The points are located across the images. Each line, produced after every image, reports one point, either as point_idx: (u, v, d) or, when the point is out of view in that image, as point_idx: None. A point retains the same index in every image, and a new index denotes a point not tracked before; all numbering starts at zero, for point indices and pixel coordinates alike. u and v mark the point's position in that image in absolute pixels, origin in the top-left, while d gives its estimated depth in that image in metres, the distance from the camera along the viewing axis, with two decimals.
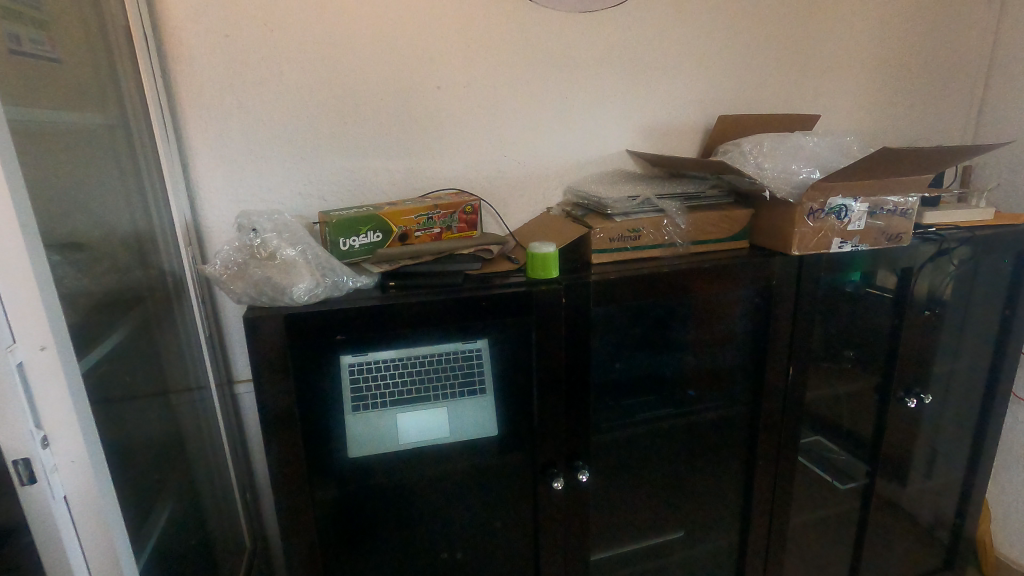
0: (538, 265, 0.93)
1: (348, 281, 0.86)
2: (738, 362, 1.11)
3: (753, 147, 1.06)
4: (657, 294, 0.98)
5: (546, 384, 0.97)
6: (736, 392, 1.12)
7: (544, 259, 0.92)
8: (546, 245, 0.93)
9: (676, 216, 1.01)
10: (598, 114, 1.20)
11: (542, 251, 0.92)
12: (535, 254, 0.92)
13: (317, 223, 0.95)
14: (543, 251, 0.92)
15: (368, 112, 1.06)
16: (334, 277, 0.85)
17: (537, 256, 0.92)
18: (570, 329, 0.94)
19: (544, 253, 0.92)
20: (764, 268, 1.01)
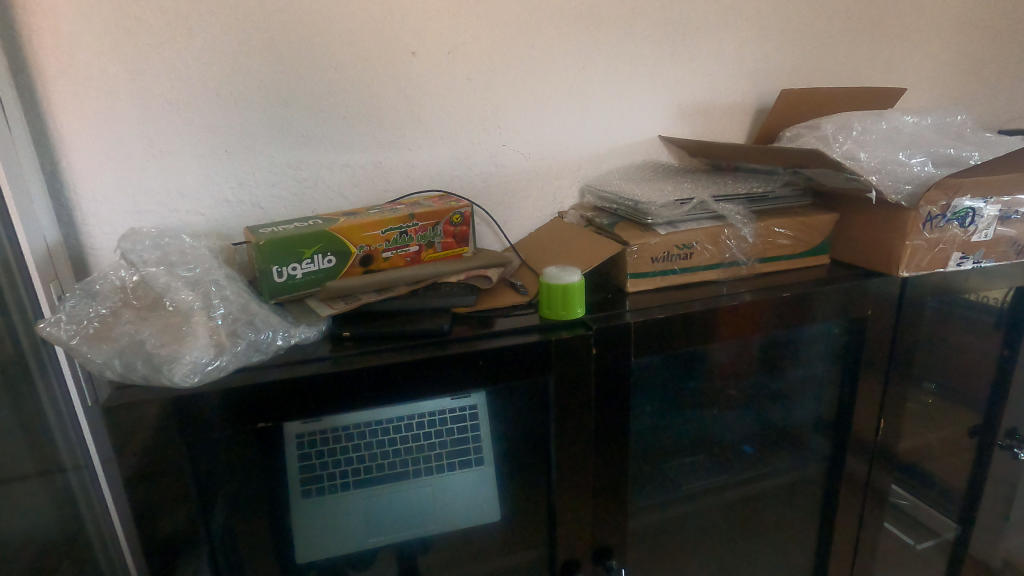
0: (559, 302, 0.66)
1: (275, 338, 0.59)
2: (815, 413, 0.85)
3: (838, 131, 0.80)
4: (721, 334, 0.71)
5: (571, 466, 0.69)
6: (809, 449, 0.87)
7: (567, 293, 0.65)
8: (570, 272, 0.67)
9: (741, 226, 0.74)
10: (625, 90, 0.92)
11: (564, 282, 0.65)
12: (554, 285, 0.66)
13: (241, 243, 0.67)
14: (564, 282, 0.65)
15: (317, 90, 0.78)
16: (252, 334, 0.57)
17: (557, 288, 0.66)
18: (604, 389, 0.67)
19: (568, 284, 0.65)
20: (861, 295, 0.75)
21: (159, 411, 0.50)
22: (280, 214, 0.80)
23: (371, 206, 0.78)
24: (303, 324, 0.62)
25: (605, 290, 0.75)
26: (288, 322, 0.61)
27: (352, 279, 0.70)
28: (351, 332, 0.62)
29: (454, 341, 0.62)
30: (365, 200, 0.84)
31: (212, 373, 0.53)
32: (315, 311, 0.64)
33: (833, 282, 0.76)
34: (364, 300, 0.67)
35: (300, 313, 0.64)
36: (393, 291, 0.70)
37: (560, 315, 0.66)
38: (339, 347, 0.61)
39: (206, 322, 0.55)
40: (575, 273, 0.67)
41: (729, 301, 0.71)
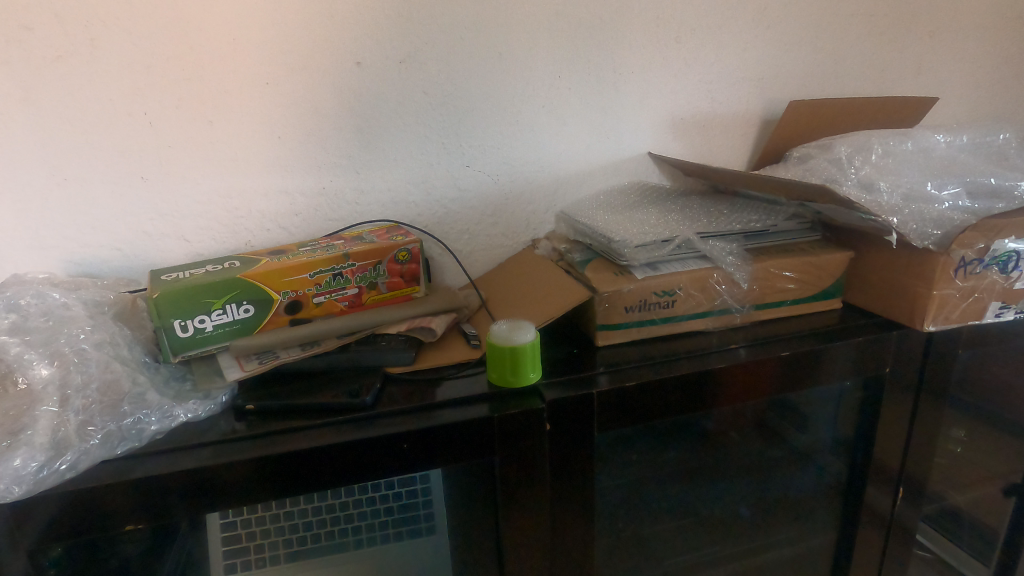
0: (509, 368, 0.55)
1: (150, 421, 0.50)
2: (822, 479, 0.74)
3: (855, 153, 0.67)
4: (708, 401, 0.60)
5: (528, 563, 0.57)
6: (815, 519, 0.75)
7: (520, 356, 0.55)
8: (522, 330, 0.57)
9: (733, 269, 0.63)
10: (609, 102, 0.81)
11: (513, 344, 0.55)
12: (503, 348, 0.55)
13: (137, 294, 0.59)
14: (514, 344, 0.55)
15: (247, 106, 0.68)
16: (120, 417, 0.49)
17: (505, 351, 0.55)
18: (565, 470, 0.56)
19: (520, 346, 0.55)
20: (878, 351, 0.63)
21: (4, 515, 0.42)
22: (209, 247, 0.71)
23: (305, 242, 0.69)
24: (191, 398, 0.53)
25: (572, 343, 0.65)
26: (168, 397, 0.52)
27: (275, 329, 0.61)
28: (256, 406, 0.53)
29: (379, 418, 0.52)
30: (308, 229, 0.74)
31: (50, 479, 0.43)
32: (222, 374, 0.55)
33: (845, 335, 0.64)
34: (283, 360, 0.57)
35: (203, 377, 0.55)
36: (320, 346, 0.60)
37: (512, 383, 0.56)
38: (238, 425, 0.51)
39: (59, 408, 0.47)
40: (529, 330, 0.57)
41: (718, 361, 0.60)
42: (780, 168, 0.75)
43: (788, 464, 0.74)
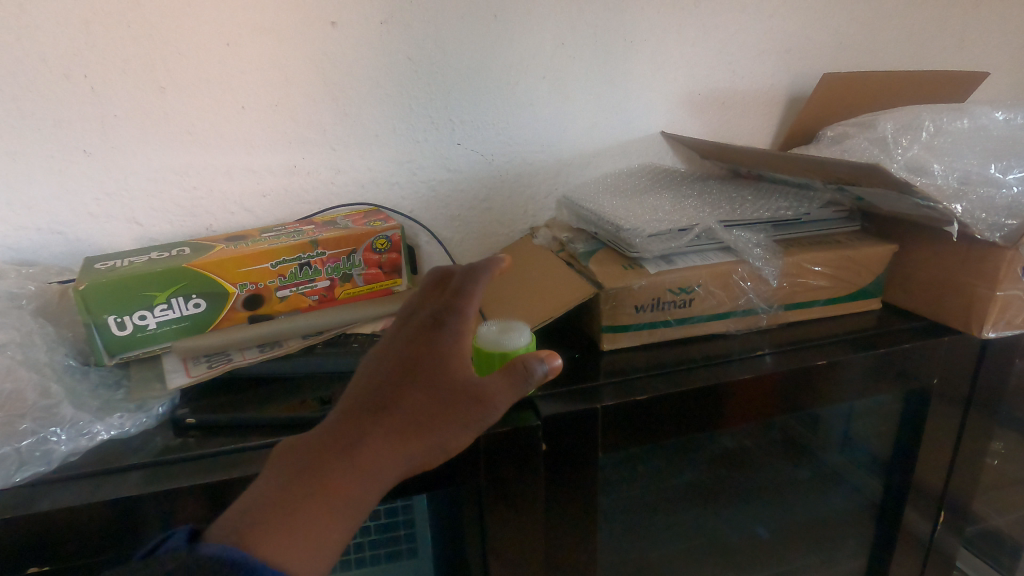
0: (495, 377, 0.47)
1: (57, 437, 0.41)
2: (855, 499, 0.65)
3: (901, 131, 0.58)
4: (732, 415, 0.52)
5: None
6: (846, 542, 0.67)
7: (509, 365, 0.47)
8: (516, 334, 0.48)
9: (761, 264, 0.54)
10: (618, 74, 0.72)
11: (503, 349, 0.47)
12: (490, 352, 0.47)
13: (55, 283, 0.51)
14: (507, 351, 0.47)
15: (204, 71, 0.59)
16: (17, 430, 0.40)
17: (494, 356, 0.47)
18: (563, 495, 0.48)
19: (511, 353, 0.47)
20: (925, 358, 0.55)
21: None
22: (164, 231, 0.62)
23: (270, 227, 0.61)
24: (116, 412, 0.45)
25: (572, 347, 0.56)
26: (88, 412, 0.44)
27: (231, 327, 0.52)
28: (198, 420, 0.45)
29: None
30: (277, 213, 0.66)
31: None
32: (164, 380, 0.48)
33: (889, 340, 0.56)
34: (236, 363, 0.49)
35: (140, 384, 0.47)
36: (282, 348, 0.52)
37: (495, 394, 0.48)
38: (175, 442, 0.43)
39: None
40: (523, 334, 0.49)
41: (744, 370, 0.52)
42: (812, 149, 0.67)
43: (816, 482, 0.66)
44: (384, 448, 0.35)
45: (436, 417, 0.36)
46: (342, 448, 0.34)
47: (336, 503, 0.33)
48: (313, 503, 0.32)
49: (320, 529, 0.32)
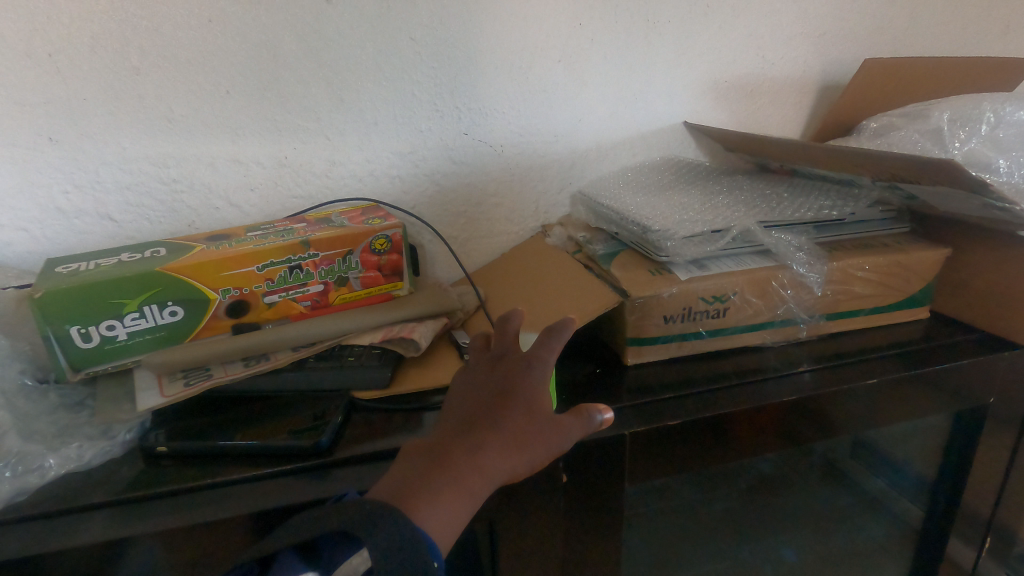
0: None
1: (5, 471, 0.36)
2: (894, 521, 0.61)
3: (958, 122, 0.53)
4: (775, 438, 0.46)
5: None
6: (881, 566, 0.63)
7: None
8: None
9: (805, 270, 0.49)
10: (639, 58, 0.66)
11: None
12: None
13: (14, 288, 0.45)
14: None
15: (183, 49, 0.52)
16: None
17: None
18: (585, 531, 0.43)
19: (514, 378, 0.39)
20: (982, 374, 0.50)
21: None
22: (142, 228, 0.56)
23: (257, 225, 0.55)
24: (72, 442, 0.39)
25: (592, 361, 0.51)
26: (40, 444, 0.38)
27: (212, 338, 0.47)
28: (171, 449, 0.39)
29: (337, 467, 0.39)
30: (266, 208, 0.60)
31: None
32: (136, 400, 0.42)
33: (944, 353, 0.50)
34: (215, 380, 0.44)
35: (107, 405, 0.42)
36: (268, 362, 0.46)
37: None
38: (146, 476, 0.38)
39: None
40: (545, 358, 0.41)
41: (787, 388, 0.46)
42: (851, 141, 0.61)
43: (851, 505, 0.61)
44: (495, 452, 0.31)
45: (538, 434, 0.32)
46: (460, 449, 0.31)
47: (461, 504, 0.30)
48: (443, 500, 0.29)
49: (445, 519, 0.29)
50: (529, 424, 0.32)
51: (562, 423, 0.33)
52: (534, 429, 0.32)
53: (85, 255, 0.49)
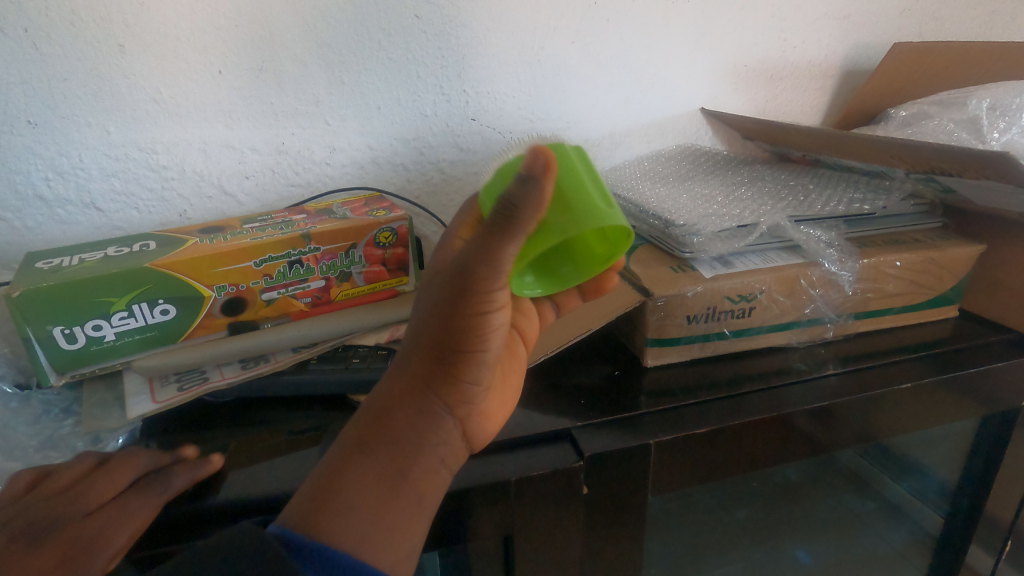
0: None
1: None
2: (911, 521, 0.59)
3: (996, 112, 0.51)
4: (804, 445, 0.44)
5: None
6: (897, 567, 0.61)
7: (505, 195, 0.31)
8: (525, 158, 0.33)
9: (836, 267, 0.46)
10: (657, 40, 0.62)
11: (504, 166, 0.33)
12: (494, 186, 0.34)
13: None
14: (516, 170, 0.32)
15: (172, 25, 0.48)
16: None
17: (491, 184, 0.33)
18: (606, 544, 0.41)
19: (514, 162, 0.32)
20: (1016, 377, 0.48)
21: None
22: (130, 218, 0.53)
23: (254, 216, 0.52)
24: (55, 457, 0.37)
25: (609, 361, 0.49)
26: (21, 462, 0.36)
27: (207, 338, 0.44)
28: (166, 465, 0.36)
29: None
30: (263, 197, 0.56)
31: None
32: (126, 406, 0.39)
33: (977, 355, 0.48)
34: (212, 385, 0.41)
35: (94, 413, 0.39)
36: (268, 364, 0.43)
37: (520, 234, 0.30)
38: None
39: None
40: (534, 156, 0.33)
41: (816, 392, 0.44)
42: (878, 131, 0.58)
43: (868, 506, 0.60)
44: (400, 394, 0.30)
45: (441, 333, 0.30)
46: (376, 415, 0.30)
47: (370, 469, 0.29)
48: (350, 472, 0.28)
49: (353, 489, 0.28)
50: (427, 332, 0.30)
51: (460, 281, 0.28)
52: (432, 335, 0.30)
53: (68, 248, 0.46)
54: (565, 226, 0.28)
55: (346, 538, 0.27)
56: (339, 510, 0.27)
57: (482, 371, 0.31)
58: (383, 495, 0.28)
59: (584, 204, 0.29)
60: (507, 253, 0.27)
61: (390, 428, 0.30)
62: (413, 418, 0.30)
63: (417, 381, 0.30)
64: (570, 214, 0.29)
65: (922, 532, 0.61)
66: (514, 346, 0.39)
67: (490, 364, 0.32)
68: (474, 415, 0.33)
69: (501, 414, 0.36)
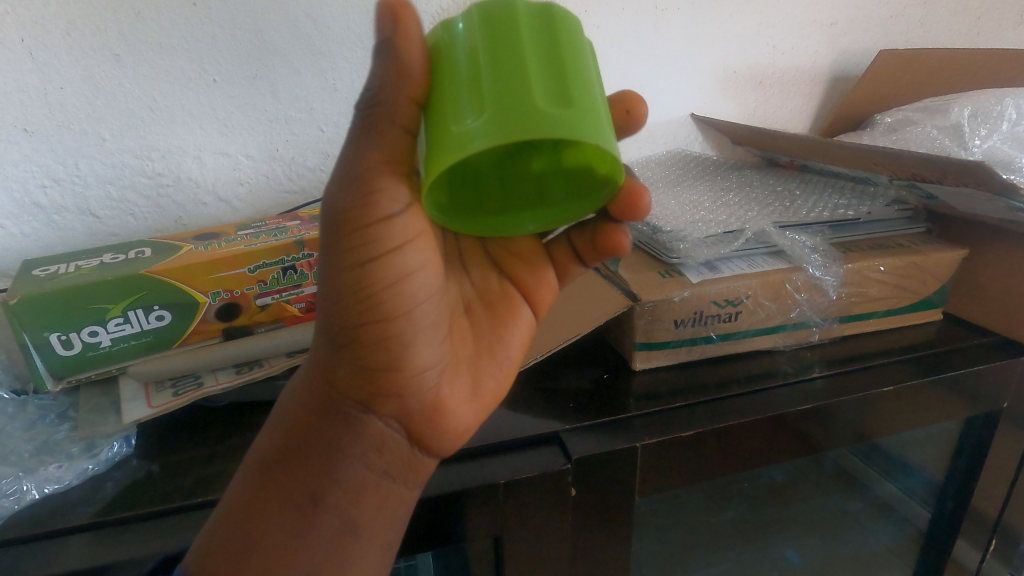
0: (442, 94, 0.26)
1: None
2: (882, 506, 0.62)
3: (978, 120, 0.52)
4: (791, 448, 0.45)
5: None
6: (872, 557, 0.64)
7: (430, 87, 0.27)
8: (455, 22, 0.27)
9: (820, 272, 0.47)
10: (648, 48, 0.63)
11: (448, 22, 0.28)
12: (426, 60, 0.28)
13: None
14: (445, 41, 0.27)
15: (166, 34, 0.49)
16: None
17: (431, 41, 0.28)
18: (595, 546, 0.41)
19: (458, 24, 0.27)
20: (999, 380, 0.49)
21: None
22: (126, 224, 0.53)
23: (249, 223, 0.53)
24: (51, 462, 0.37)
25: (599, 365, 0.49)
26: (16, 467, 0.36)
27: (201, 343, 0.45)
28: (162, 470, 0.37)
29: None
30: (257, 204, 0.57)
31: None
32: (122, 411, 0.40)
33: (961, 358, 0.49)
34: (207, 389, 0.41)
35: (91, 417, 0.40)
36: (262, 368, 0.44)
37: (443, 121, 0.25)
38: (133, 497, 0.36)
39: None
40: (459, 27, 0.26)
41: (802, 395, 0.45)
42: (865, 136, 0.59)
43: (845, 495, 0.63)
44: (310, 405, 0.32)
45: (329, 335, 0.31)
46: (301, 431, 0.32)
47: (284, 487, 0.31)
48: (269, 499, 0.30)
49: (270, 511, 0.30)
50: (323, 339, 0.31)
51: (329, 275, 0.29)
52: (324, 339, 0.31)
53: (65, 256, 0.47)
54: (486, 128, 0.24)
55: (253, 567, 0.29)
56: (256, 540, 0.30)
57: (386, 353, 0.31)
58: (298, 515, 0.30)
59: (519, 102, 0.24)
60: (364, 210, 0.27)
61: (305, 442, 0.32)
62: (321, 426, 0.32)
63: (321, 391, 0.32)
64: (498, 111, 0.24)
65: (909, 532, 0.62)
66: (502, 314, 0.38)
67: (399, 345, 0.31)
68: (409, 397, 0.32)
69: (462, 402, 0.35)
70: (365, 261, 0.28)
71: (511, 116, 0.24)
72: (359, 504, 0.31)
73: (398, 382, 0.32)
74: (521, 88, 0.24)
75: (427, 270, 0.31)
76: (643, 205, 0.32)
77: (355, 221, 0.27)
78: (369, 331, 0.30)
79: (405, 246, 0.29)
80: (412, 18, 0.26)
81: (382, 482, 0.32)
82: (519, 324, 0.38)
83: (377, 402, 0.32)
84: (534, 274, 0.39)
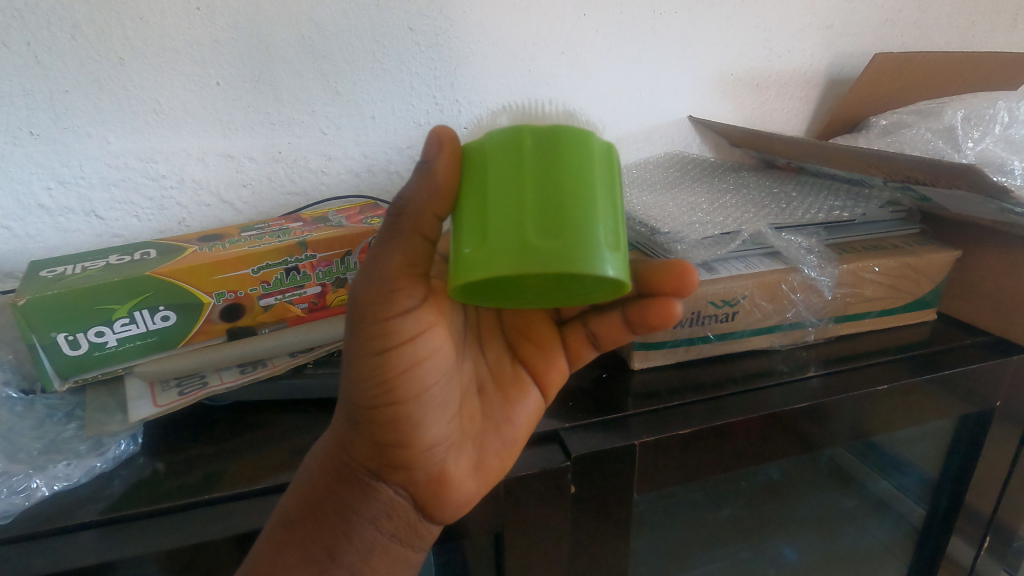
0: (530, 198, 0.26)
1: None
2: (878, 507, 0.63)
3: (971, 122, 0.53)
4: (787, 446, 0.45)
5: None
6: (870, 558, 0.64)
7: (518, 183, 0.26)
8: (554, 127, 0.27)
9: (816, 272, 0.48)
10: (646, 52, 0.64)
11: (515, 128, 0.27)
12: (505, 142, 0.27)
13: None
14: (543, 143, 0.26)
15: (170, 37, 0.50)
16: None
17: (490, 145, 0.27)
18: (595, 542, 0.42)
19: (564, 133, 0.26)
20: (992, 378, 0.49)
21: None
22: (130, 226, 0.54)
23: (252, 224, 0.53)
24: (59, 459, 0.38)
25: (598, 365, 0.50)
26: (24, 465, 0.37)
27: (206, 343, 0.45)
28: (167, 469, 0.38)
29: None
30: (260, 205, 0.58)
31: None
32: (128, 410, 0.40)
33: (955, 357, 0.50)
34: (212, 389, 0.42)
35: (97, 416, 0.40)
36: (266, 368, 0.45)
37: (537, 233, 0.25)
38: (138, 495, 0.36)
39: None
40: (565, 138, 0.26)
41: (798, 394, 0.46)
42: (861, 139, 0.60)
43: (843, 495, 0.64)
44: (327, 473, 0.34)
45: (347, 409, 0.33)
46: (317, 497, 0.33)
47: (298, 545, 0.32)
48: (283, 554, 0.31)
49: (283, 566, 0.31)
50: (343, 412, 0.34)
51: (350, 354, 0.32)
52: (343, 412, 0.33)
53: (70, 257, 0.48)
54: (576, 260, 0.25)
55: None
56: None
57: (398, 430, 0.32)
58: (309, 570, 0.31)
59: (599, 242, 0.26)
60: (381, 295, 0.30)
61: (320, 505, 0.33)
62: (336, 493, 0.33)
63: (338, 460, 0.34)
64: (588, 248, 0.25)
65: (905, 529, 0.63)
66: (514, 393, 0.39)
67: (410, 423, 0.32)
68: (418, 472, 0.34)
69: (469, 476, 0.35)
70: (380, 343, 0.31)
71: (593, 256, 0.25)
72: (367, 564, 0.33)
73: (408, 458, 0.33)
74: (585, 226, 0.25)
75: (437, 355, 0.32)
76: (674, 312, 0.36)
77: (377, 314, 0.30)
78: (384, 411, 0.32)
79: (417, 337, 0.31)
80: (453, 139, 0.29)
81: (390, 544, 0.34)
82: (527, 402, 0.39)
83: (388, 470, 0.33)
84: (546, 360, 0.40)
